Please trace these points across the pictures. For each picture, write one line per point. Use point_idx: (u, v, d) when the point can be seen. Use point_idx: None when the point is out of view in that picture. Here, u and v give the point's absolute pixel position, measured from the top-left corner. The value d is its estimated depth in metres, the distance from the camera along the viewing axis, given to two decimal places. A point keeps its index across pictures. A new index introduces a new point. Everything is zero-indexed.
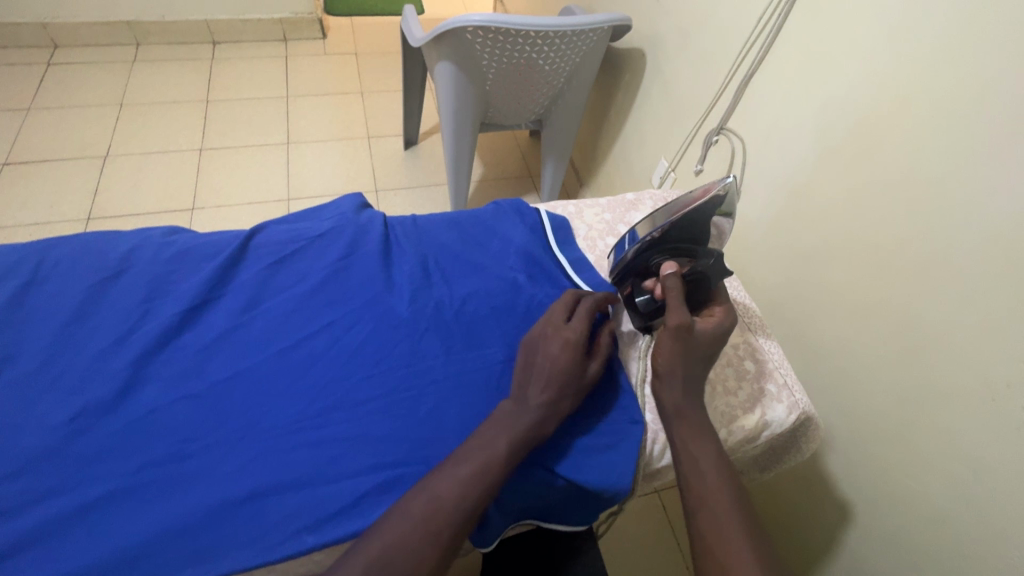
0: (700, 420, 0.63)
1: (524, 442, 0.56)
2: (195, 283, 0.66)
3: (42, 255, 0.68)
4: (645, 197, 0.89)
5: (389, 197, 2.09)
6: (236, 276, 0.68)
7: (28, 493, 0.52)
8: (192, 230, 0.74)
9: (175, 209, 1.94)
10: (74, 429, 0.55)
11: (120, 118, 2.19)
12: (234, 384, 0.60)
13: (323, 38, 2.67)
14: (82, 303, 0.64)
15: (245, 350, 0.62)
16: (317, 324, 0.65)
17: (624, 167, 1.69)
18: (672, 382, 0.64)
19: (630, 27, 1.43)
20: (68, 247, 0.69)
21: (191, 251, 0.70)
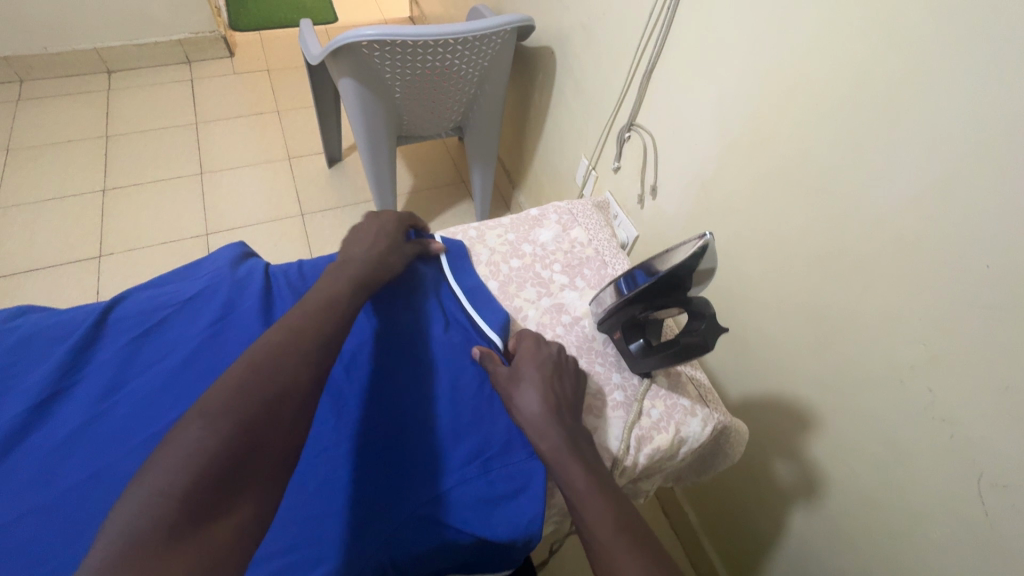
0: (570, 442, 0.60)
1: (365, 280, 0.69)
2: (44, 374, 0.60)
3: None
4: (549, 210, 0.88)
5: (316, 220, 2.00)
6: (93, 358, 0.63)
7: None
8: (40, 311, 0.68)
9: (79, 259, 1.79)
10: None
11: (8, 165, 2.01)
12: (94, 485, 0.54)
13: (231, 57, 2.53)
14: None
15: (105, 442, 0.56)
16: (189, 399, 0.60)
17: (550, 167, 1.67)
18: (529, 394, 0.63)
19: (533, 27, 1.40)
20: None
21: (39, 337, 0.64)
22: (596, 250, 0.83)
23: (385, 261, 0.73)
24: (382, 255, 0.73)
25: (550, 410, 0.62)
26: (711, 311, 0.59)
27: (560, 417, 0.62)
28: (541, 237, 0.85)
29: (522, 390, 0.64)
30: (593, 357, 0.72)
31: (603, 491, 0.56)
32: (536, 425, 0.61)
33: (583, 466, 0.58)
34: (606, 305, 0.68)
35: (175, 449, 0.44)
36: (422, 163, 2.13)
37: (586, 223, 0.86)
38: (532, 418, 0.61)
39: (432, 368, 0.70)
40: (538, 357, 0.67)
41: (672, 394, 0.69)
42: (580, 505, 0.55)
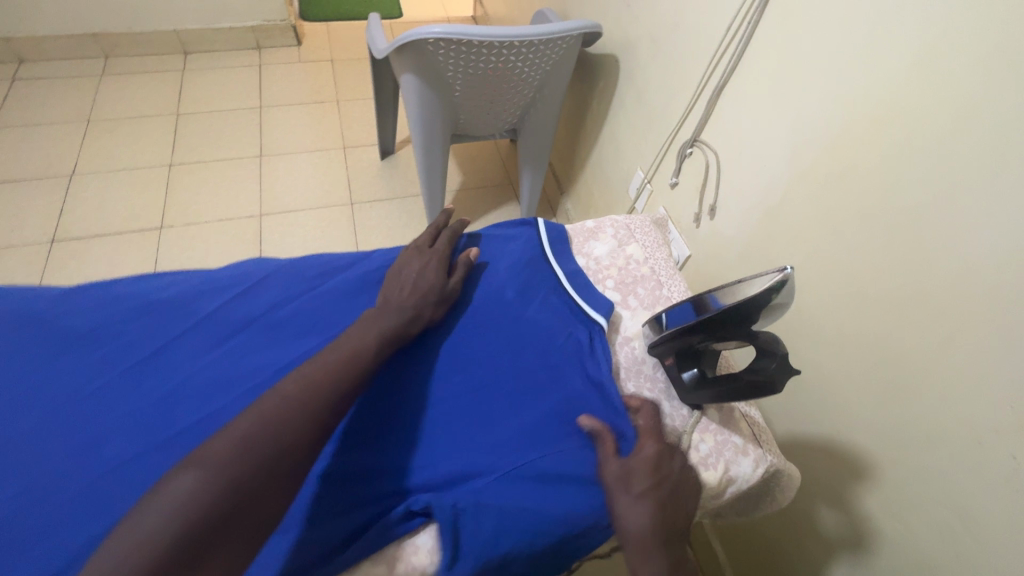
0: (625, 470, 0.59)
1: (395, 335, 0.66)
2: (226, 322, 0.77)
3: (83, 297, 0.78)
4: (606, 223, 0.85)
5: (365, 210, 2.03)
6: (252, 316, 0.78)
7: (23, 536, 0.55)
8: (219, 272, 0.85)
9: (142, 229, 1.88)
10: (100, 458, 0.61)
11: (87, 135, 2.13)
12: None
13: (298, 45, 2.61)
14: (47, 367, 0.69)
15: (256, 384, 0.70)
16: None
17: (603, 177, 1.64)
18: (643, 504, 0.56)
19: (600, 35, 1.37)
20: (109, 290, 0.80)
21: (218, 292, 0.80)
22: (652, 270, 0.79)
23: (418, 312, 0.69)
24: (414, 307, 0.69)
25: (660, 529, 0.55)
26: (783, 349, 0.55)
27: (668, 539, 0.55)
28: (595, 251, 0.82)
29: (637, 494, 0.57)
30: (640, 381, 0.69)
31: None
32: (642, 548, 0.55)
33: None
34: (658, 331, 0.65)
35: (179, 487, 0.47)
36: (473, 162, 2.14)
37: (643, 240, 0.82)
38: (635, 531, 0.55)
39: (527, 348, 0.71)
40: (663, 448, 0.61)
41: (725, 429, 0.65)
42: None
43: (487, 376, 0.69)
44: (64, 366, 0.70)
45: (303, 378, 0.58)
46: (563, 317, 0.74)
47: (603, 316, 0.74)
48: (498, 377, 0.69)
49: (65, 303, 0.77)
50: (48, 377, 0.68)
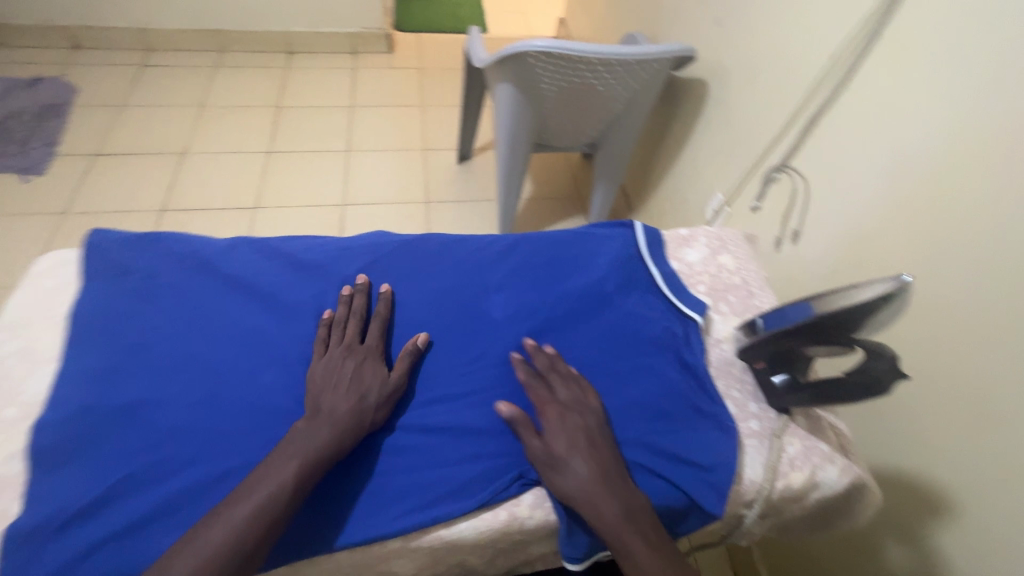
0: (583, 473, 0.59)
1: (346, 436, 0.63)
2: (340, 283, 0.81)
3: (218, 247, 0.86)
4: (699, 232, 0.85)
5: (439, 209, 2.13)
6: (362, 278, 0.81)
7: (192, 454, 0.65)
8: (335, 237, 0.89)
9: (240, 207, 2.04)
10: (247, 396, 0.70)
11: (200, 119, 2.35)
12: None
13: (390, 52, 2.79)
14: (204, 308, 0.78)
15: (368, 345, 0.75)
16: (424, 327, 0.76)
17: (677, 197, 1.67)
18: (570, 465, 0.60)
19: (693, 58, 1.41)
20: (239, 245, 0.86)
21: (335, 254, 0.85)
22: (744, 280, 0.80)
23: (366, 414, 0.65)
24: (360, 410, 0.65)
25: (600, 484, 0.58)
26: (890, 350, 0.57)
27: (613, 487, 0.59)
28: (688, 256, 0.82)
29: (560, 458, 0.60)
30: (728, 382, 0.71)
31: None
32: (597, 510, 0.57)
33: (653, 552, 0.56)
34: (752, 335, 0.68)
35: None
36: (544, 173, 2.21)
37: (735, 251, 0.83)
38: (615, 533, 0.56)
39: (625, 338, 0.72)
40: (568, 403, 0.65)
41: (812, 436, 0.67)
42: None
43: (581, 357, 0.71)
44: (209, 312, 0.78)
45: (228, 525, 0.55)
46: (662, 315, 0.75)
47: (699, 314, 0.75)
48: (592, 360, 0.71)
49: (205, 254, 0.85)
50: (199, 320, 0.77)
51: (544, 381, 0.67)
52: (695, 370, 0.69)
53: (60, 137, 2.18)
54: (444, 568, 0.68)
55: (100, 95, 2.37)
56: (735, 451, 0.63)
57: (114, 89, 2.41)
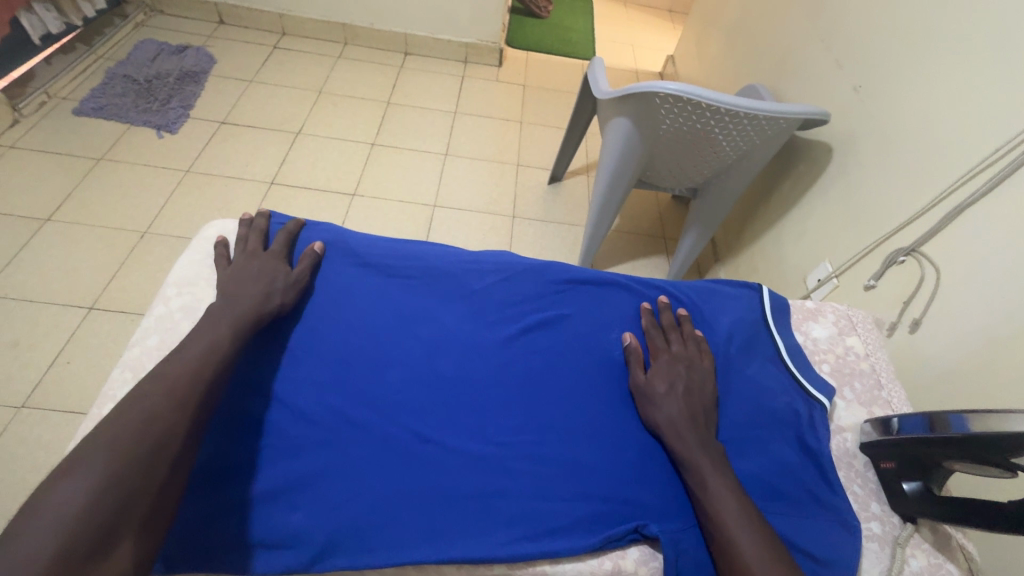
0: (699, 431, 0.67)
1: (257, 318, 0.74)
2: (459, 293, 0.83)
3: (347, 238, 0.89)
4: (827, 307, 0.85)
5: (524, 225, 2.16)
6: (483, 293, 0.84)
7: (315, 437, 0.69)
8: (456, 248, 0.92)
9: (339, 191, 2.15)
10: (366, 389, 0.73)
11: (316, 103, 2.50)
12: (478, 388, 0.74)
13: (498, 66, 2.88)
14: (340, 296, 0.82)
15: (484, 359, 0.76)
16: (539, 352, 0.77)
17: (773, 257, 1.62)
18: (663, 398, 0.70)
19: (825, 122, 1.37)
20: (368, 238, 0.90)
21: (457, 263, 0.87)
22: (873, 367, 0.78)
23: (274, 299, 0.77)
24: (268, 294, 0.76)
25: (685, 422, 0.68)
26: None
27: (698, 428, 0.68)
28: (814, 331, 0.82)
29: (654, 391, 0.71)
30: (849, 474, 0.69)
31: (759, 518, 0.60)
32: (680, 442, 0.66)
33: (732, 490, 0.62)
34: (888, 435, 0.66)
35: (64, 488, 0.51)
36: (632, 208, 2.20)
37: (865, 334, 0.81)
38: (721, 497, 0.61)
39: (745, 409, 0.72)
40: (679, 355, 0.75)
41: (939, 554, 0.64)
42: (736, 533, 0.58)
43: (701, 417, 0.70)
44: (336, 298, 0.81)
45: (153, 392, 0.61)
46: (781, 391, 0.74)
47: (825, 396, 0.73)
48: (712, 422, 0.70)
49: (336, 244, 0.88)
50: (326, 305, 0.81)
51: (665, 336, 0.78)
52: (820, 458, 0.68)
53: (194, 101, 2.38)
54: None
55: (234, 69, 2.57)
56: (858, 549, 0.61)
57: (246, 65, 2.61)
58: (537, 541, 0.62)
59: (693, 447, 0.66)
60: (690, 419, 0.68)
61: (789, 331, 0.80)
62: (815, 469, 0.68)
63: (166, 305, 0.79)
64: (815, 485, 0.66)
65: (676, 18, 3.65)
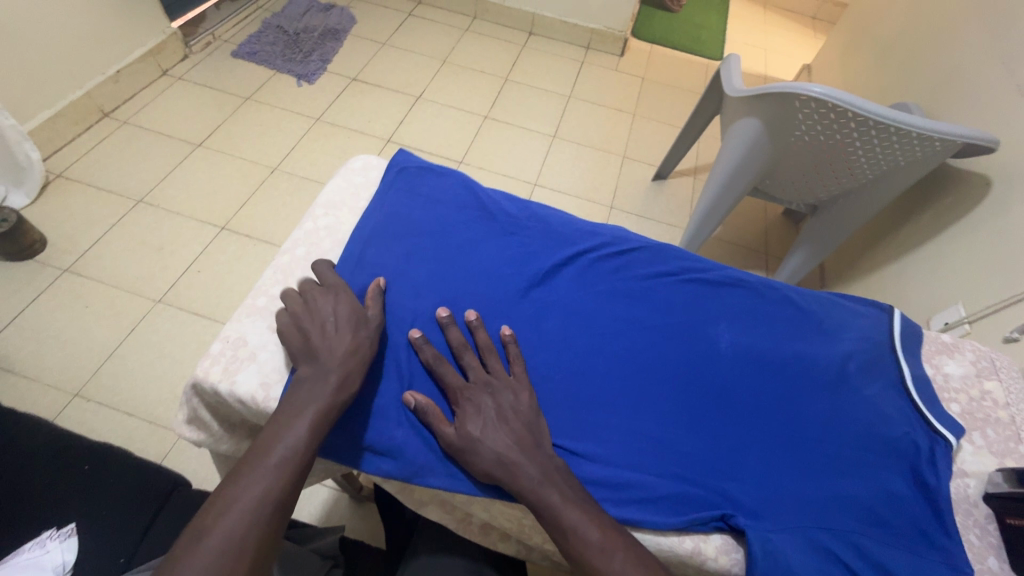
0: (536, 461, 0.61)
1: (351, 365, 0.66)
2: (568, 252, 0.84)
3: (469, 184, 0.92)
4: (966, 344, 0.79)
5: (620, 217, 2.13)
6: (592, 257, 0.84)
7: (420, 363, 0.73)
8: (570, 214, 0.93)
9: (447, 157, 2.24)
10: None
11: (439, 71, 2.60)
12: (576, 345, 0.74)
13: (620, 56, 2.84)
14: (460, 239, 0.84)
15: (586, 322, 0.77)
16: (643, 326, 0.77)
17: (893, 292, 1.48)
18: (483, 443, 0.62)
19: (992, 150, 1.23)
20: (488, 189, 0.93)
21: (571, 228, 0.88)
22: (1013, 418, 0.71)
23: (356, 347, 0.68)
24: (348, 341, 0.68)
25: (517, 454, 0.61)
26: None
27: (534, 455, 0.62)
28: (947, 367, 0.77)
29: (473, 438, 0.62)
30: (966, 522, 0.64)
31: (626, 540, 0.57)
32: (518, 483, 0.59)
33: (592, 520, 0.58)
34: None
35: (245, 495, 0.54)
36: (736, 217, 2.10)
37: (1008, 381, 0.75)
38: (580, 534, 0.56)
39: (854, 428, 0.69)
40: (478, 381, 0.67)
41: None
42: (605, 564, 0.55)
43: (806, 429, 0.69)
44: (451, 235, 0.84)
45: (303, 418, 0.60)
46: (897, 419, 0.70)
47: (953, 435, 0.68)
48: (819, 436, 0.68)
49: (457, 188, 0.91)
50: (442, 239, 0.84)
51: (467, 358, 0.70)
52: (939, 497, 0.63)
53: (333, 57, 2.57)
54: None
55: (371, 30, 2.74)
56: None
57: (381, 28, 2.76)
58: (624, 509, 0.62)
59: (536, 482, 0.59)
60: (521, 451, 0.62)
61: (915, 362, 0.75)
62: (928, 506, 0.64)
63: (314, 222, 0.87)
64: (926, 522, 0.62)
65: (818, 25, 3.38)
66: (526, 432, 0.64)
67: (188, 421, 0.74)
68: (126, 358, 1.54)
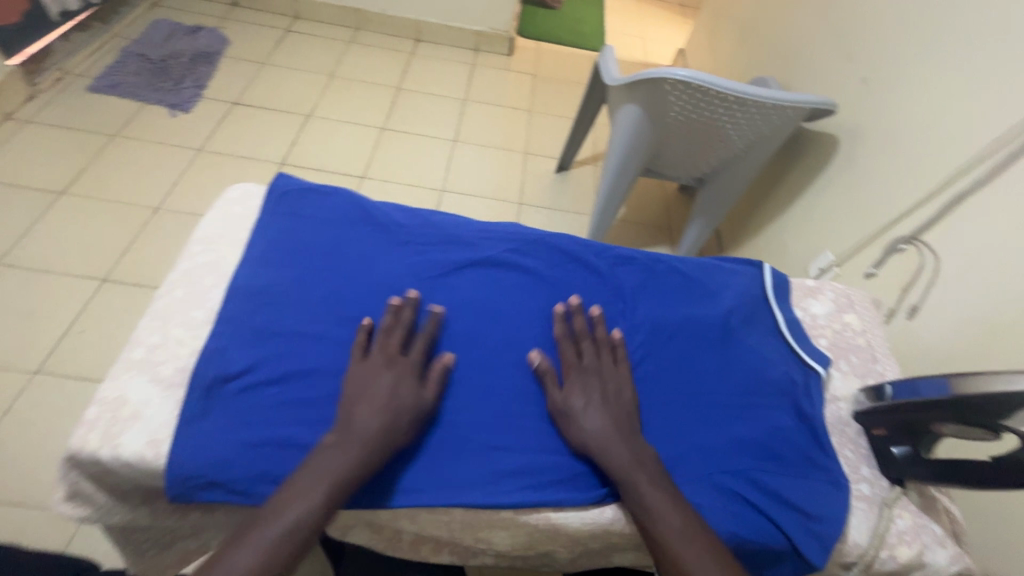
0: (630, 439, 0.65)
1: (381, 450, 0.63)
2: (467, 254, 0.85)
3: (357, 200, 0.91)
4: (826, 286, 0.90)
5: (530, 211, 2.18)
6: (491, 254, 0.86)
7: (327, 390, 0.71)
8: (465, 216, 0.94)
9: (349, 174, 2.18)
10: None
11: (328, 86, 2.52)
12: (486, 344, 0.76)
13: (508, 56, 2.89)
14: (355, 256, 0.83)
15: (493, 319, 0.78)
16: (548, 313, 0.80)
17: (776, 248, 1.64)
18: (586, 417, 0.67)
19: (832, 112, 1.39)
20: (379, 202, 0.93)
21: (468, 229, 0.90)
22: (869, 343, 0.83)
23: (392, 433, 0.64)
24: (390, 426, 0.64)
25: (613, 437, 0.65)
26: None
27: (626, 438, 0.65)
28: (813, 308, 0.87)
29: (577, 410, 0.68)
30: (842, 440, 0.73)
31: (699, 526, 0.60)
32: (610, 462, 0.64)
33: (673, 507, 0.60)
34: (873, 404, 0.72)
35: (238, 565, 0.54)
36: (637, 198, 2.22)
37: (861, 312, 0.86)
38: (658, 516, 0.59)
39: (744, 376, 0.76)
40: (588, 365, 0.72)
41: (924, 517, 0.69)
42: (682, 546, 0.58)
43: (704, 383, 0.75)
44: (348, 254, 0.83)
45: (315, 492, 0.58)
46: (776, 362, 0.78)
47: (822, 367, 0.78)
48: (715, 388, 0.74)
49: (345, 206, 0.89)
50: (337, 260, 0.82)
51: (578, 342, 0.75)
52: (815, 424, 0.72)
53: (208, 82, 2.40)
54: (533, 550, 0.72)
55: (246, 50, 2.59)
56: (846, 506, 0.66)
57: (258, 47, 2.63)
58: (548, 490, 0.66)
59: (627, 462, 0.63)
60: (618, 431, 0.66)
61: (787, 308, 0.85)
62: (809, 433, 0.72)
63: (191, 261, 0.81)
64: (810, 448, 0.71)
65: (687, 12, 3.65)
66: (624, 417, 0.67)
67: (68, 497, 0.66)
68: (4, 443, 1.36)
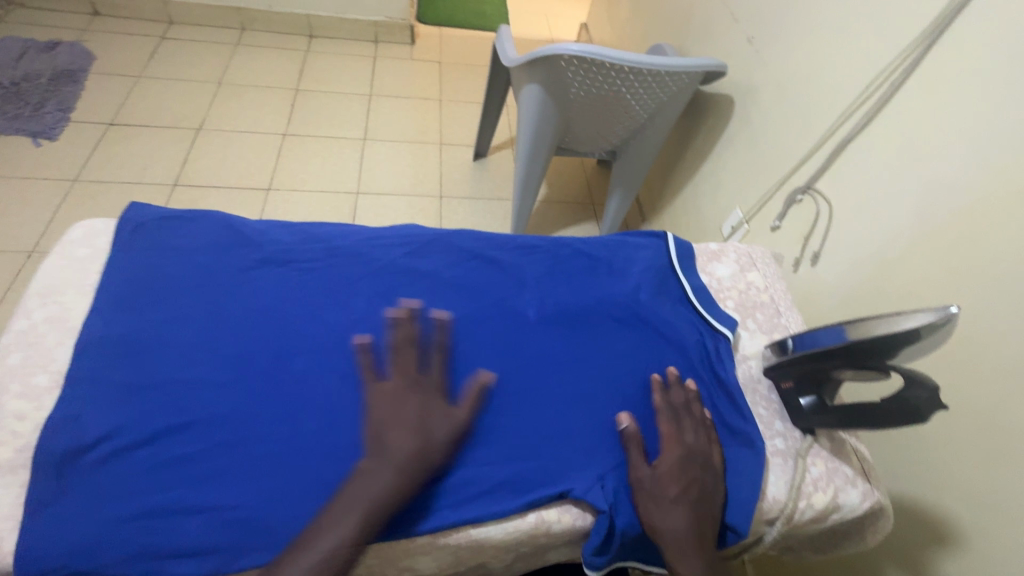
0: (707, 542, 0.63)
1: (420, 475, 0.62)
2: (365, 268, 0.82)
3: (235, 226, 0.86)
4: (729, 248, 0.92)
5: (452, 204, 2.13)
6: (390, 265, 0.83)
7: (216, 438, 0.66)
8: (359, 227, 0.91)
9: (253, 187, 2.03)
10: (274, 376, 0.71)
11: (217, 95, 2.33)
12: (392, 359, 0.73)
13: (412, 44, 2.78)
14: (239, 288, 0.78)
15: None
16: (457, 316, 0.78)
17: (691, 212, 1.68)
18: (676, 509, 0.63)
19: (723, 74, 1.43)
20: (262, 225, 0.88)
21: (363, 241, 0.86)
22: (772, 298, 0.86)
23: (432, 453, 0.64)
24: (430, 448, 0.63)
25: (693, 541, 0.62)
26: (927, 378, 0.62)
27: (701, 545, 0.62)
28: (718, 272, 0.89)
29: (665, 499, 0.64)
30: (756, 399, 0.77)
31: None
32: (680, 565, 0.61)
33: None
34: (776, 359, 0.75)
35: None
36: (557, 177, 2.21)
37: (764, 269, 0.89)
38: None
39: (654, 350, 0.77)
40: (687, 449, 0.68)
41: (836, 460, 0.73)
42: None
43: (617, 364, 0.76)
44: (231, 287, 0.78)
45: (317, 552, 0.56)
46: (683, 331, 0.79)
47: (730, 329, 0.80)
48: (628, 366, 0.76)
49: (224, 236, 0.84)
50: (220, 295, 0.78)
51: (678, 414, 0.71)
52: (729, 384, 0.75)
53: (75, 103, 2.15)
54: (466, 564, 0.69)
55: (116, 64, 2.34)
56: (762, 465, 0.69)
57: (130, 59, 2.38)
58: (472, 508, 0.64)
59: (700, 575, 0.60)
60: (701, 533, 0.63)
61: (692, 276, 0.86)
62: (724, 394, 0.76)
63: (29, 319, 0.73)
64: (723, 411, 0.74)
65: None
66: (710, 516, 0.64)
67: None
68: None
